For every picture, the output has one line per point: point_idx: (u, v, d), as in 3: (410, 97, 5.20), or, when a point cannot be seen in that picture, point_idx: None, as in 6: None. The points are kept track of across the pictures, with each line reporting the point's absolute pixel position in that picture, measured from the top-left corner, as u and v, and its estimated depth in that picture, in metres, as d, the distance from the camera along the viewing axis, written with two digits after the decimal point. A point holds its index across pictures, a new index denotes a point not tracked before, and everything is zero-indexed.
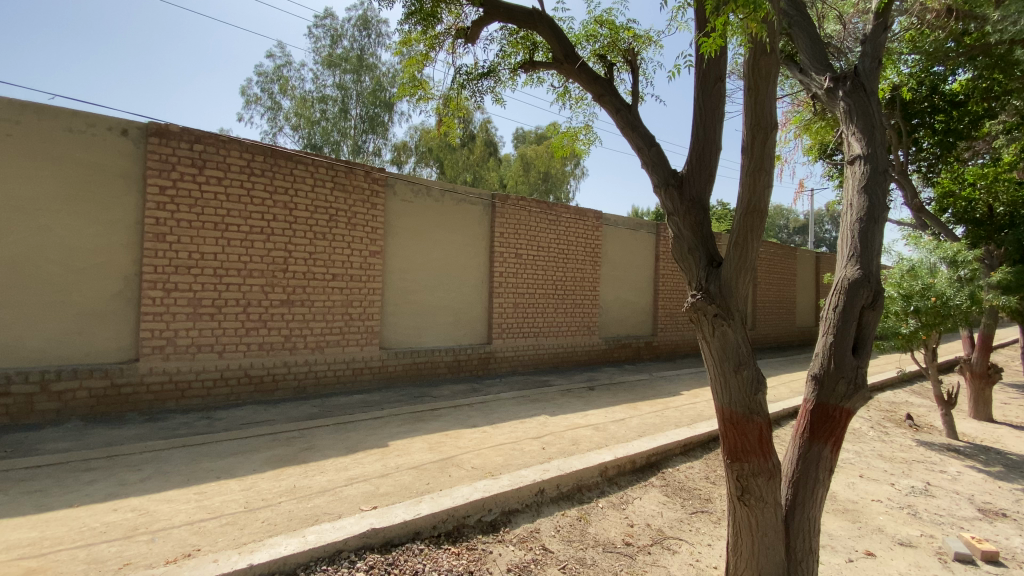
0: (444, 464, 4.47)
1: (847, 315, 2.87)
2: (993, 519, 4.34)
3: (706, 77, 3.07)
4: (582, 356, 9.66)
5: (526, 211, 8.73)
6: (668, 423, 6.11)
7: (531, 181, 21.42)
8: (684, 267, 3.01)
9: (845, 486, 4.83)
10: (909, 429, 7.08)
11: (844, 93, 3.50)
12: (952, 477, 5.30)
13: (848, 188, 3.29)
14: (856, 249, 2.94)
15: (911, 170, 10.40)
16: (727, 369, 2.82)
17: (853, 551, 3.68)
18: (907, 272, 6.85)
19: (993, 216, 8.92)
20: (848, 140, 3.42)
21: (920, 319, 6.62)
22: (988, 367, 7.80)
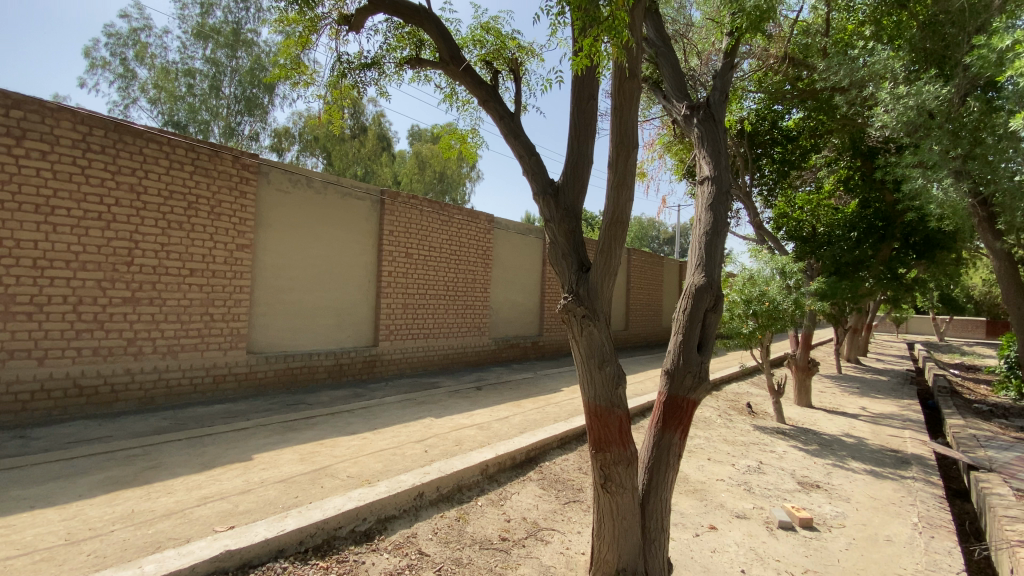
0: (316, 475, 4.21)
1: (694, 316, 3.24)
2: (809, 490, 5.17)
3: (580, 94, 3.26)
4: (472, 357, 9.72)
5: (417, 210, 8.57)
6: (548, 419, 6.40)
7: (426, 180, 21.13)
8: (558, 271, 3.16)
9: (696, 468, 5.46)
10: (748, 415, 8.18)
11: (697, 121, 3.95)
12: (780, 455, 6.23)
13: (698, 206, 3.73)
14: (702, 259, 3.33)
15: (756, 193, 12.07)
16: (592, 366, 3.02)
17: (700, 527, 4.15)
18: (748, 281, 7.94)
19: (815, 235, 10.69)
20: (700, 162, 3.88)
21: (757, 321, 7.75)
22: (809, 361, 9.29)
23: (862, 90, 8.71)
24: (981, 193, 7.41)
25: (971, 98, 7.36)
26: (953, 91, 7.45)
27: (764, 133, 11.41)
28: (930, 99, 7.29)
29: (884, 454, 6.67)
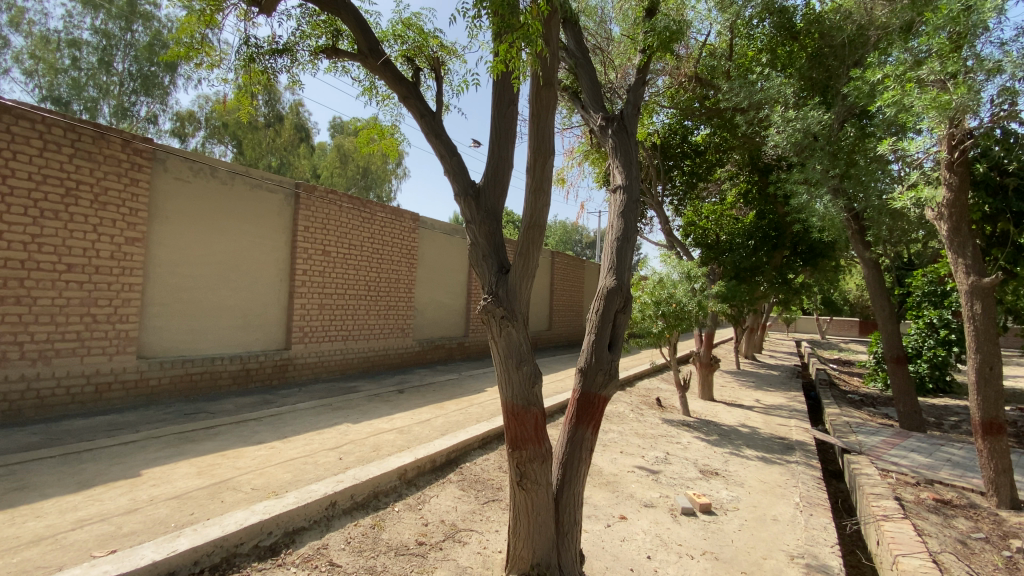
0: (215, 489, 3.89)
1: (605, 317, 3.41)
2: (708, 477, 5.61)
3: (501, 98, 3.30)
4: (394, 359, 9.48)
5: (336, 206, 8.22)
6: (470, 420, 6.41)
7: (348, 175, 20.34)
8: (477, 272, 3.17)
9: (609, 462, 5.73)
10: (658, 409, 8.72)
11: (612, 132, 4.15)
12: (685, 446, 6.71)
13: (611, 213, 3.92)
14: (613, 263, 3.50)
15: (668, 202, 12.90)
16: (510, 366, 3.06)
17: (611, 517, 4.36)
18: (658, 284, 8.51)
19: (718, 243, 11.61)
20: (613, 172, 4.08)
21: (665, 321, 8.35)
22: (711, 358, 10.09)
23: (759, 110, 9.54)
24: (853, 209, 8.45)
25: (848, 123, 8.35)
26: (834, 117, 8.42)
27: (676, 146, 12.25)
28: (813, 124, 8.20)
29: (774, 442, 7.39)
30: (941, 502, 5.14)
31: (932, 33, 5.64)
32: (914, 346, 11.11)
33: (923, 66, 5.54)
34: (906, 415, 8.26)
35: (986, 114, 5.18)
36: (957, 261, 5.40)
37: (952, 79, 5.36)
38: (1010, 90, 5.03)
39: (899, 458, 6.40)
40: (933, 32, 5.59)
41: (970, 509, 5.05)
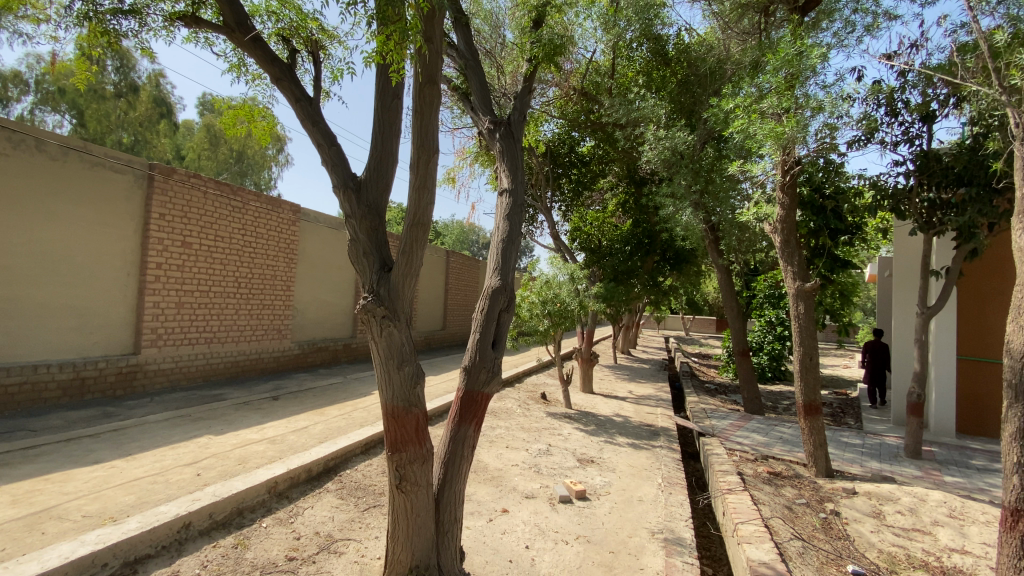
0: (33, 520, 3.26)
1: (489, 317, 3.47)
2: (585, 465, 5.99)
3: (385, 92, 3.22)
4: (269, 363, 8.73)
5: (202, 192, 7.36)
6: (352, 425, 6.14)
7: (219, 158, 18.32)
8: (358, 269, 3.05)
9: (495, 458, 5.87)
10: (543, 404, 9.11)
11: (499, 136, 4.24)
12: (566, 437, 7.09)
13: (497, 215, 4.01)
14: (498, 263, 3.58)
15: (557, 208, 13.55)
16: (390, 367, 2.98)
17: (493, 512, 4.47)
18: (545, 284, 8.93)
19: (600, 247, 12.45)
20: (500, 175, 4.17)
21: (551, 319, 8.76)
22: (591, 353, 10.81)
23: (637, 127, 10.46)
24: (711, 222, 9.62)
25: (708, 144, 9.45)
26: (697, 138, 9.49)
27: (565, 156, 12.92)
28: (679, 144, 9.18)
29: (643, 429, 8.12)
30: (772, 474, 6.02)
31: (773, 72, 6.46)
32: (757, 341, 12.95)
33: (766, 99, 6.43)
34: (749, 401, 9.48)
35: (809, 146, 6.20)
36: (786, 268, 6.36)
37: (786, 112, 6.26)
38: (828, 127, 6.07)
39: (743, 438, 7.40)
40: (773, 70, 6.41)
41: (793, 478, 5.98)
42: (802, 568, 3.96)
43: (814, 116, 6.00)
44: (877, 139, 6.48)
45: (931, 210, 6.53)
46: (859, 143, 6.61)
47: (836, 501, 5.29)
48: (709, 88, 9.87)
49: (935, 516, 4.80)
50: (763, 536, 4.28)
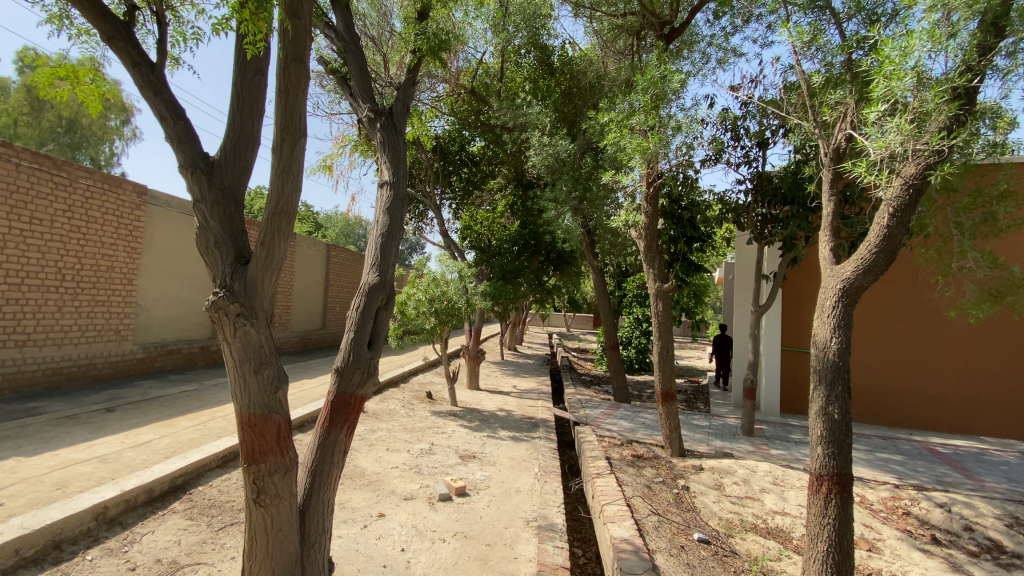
0: None
1: (365, 315, 3.30)
2: (466, 462, 6.03)
3: (245, 66, 2.92)
4: (104, 369, 7.46)
5: (10, 164, 6.05)
6: (209, 436, 5.49)
7: (43, 125, 15.18)
8: (208, 261, 2.73)
9: (373, 461, 5.66)
10: (428, 403, 8.99)
11: (380, 126, 4.08)
12: (449, 435, 7.08)
13: (376, 208, 3.85)
14: (375, 258, 3.43)
15: (446, 205, 13.47)
16: (247, 371, 2.71)
17: (368, 517, 4.30)
18: (432, 281, 8.82)
19: (490, 246, 12.63)
20: (380, 166, 4.01)
21: (437, 317, 8.68)
22: (478, 350, 10.92)
23: (524, 131, 10.83)
24: (589, 226, 10.27)
25: (588, 154, 10.06)
26: (578, 147, 10.08)
27: (455, 154, 12.87)
28: (561, 152, 9.73)
29: (523, 422, 8.40)
30: (636, 456, 6.60)
31: (641, 91, 7.00)
32: (627, 335, 14.23)
33: (635, 115, 7.01)
34: (618, 390, 10.29)
35: (671, 161, 6.90)
36: (649, 270, 7.04)
37: (652, 129, 6.92)
38: (685, 145, 6.80)
39: (613, 425, 8.01)
40: (642, 90, 6.93)
41: (654, 459, 6.61)
42: (656, 540, 4.40)
43: (676, 135, 6.70)
44: (724, 159, 7.42)
45: (763, 224, 7.58)
46: (710, 162, 7.51)
47: (687, 477, 5.96)
48: (589, 101, 10.50)
49: (761, 484, 5.64)
50: (625, 514, 4.68)
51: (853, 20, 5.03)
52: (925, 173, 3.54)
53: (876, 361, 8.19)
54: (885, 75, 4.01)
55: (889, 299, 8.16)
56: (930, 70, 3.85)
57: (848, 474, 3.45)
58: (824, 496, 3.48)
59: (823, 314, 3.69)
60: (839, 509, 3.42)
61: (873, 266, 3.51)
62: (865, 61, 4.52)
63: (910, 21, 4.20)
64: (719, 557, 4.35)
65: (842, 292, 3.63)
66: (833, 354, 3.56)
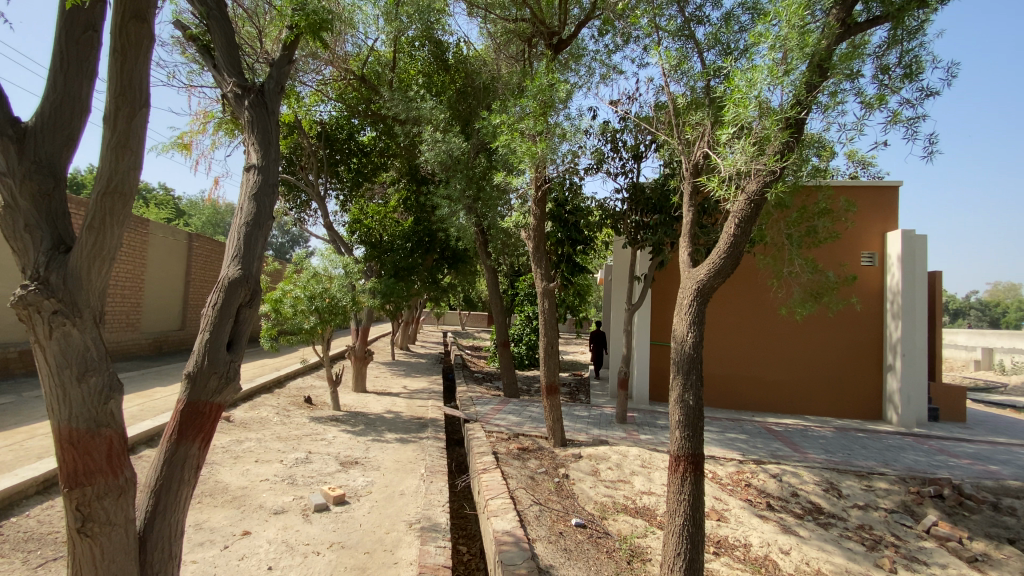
0: None
1: (225, 312, 2.97)
2: (347, 468, 5.73)
3: (71, 19, 2.48)
4: None
5: None
6: (24, 458, 4.57)
7: None
8: (14, 247, 2.25)
9: (239, 475, 5.14)
10: (307, 408, 8.40)
11: (248, 104, 3.70)
12: (328, 441, 6.68)
13: (241, 193, 3.48)
14: (238, 250, 3.11)
15: (333, 196, 12.70)
16: (67, 378, 2.28)
17: (230, 537, 3.90)
18: (312, 277, 8.25)
19: (381, 242, 12.18)
20: (248, 149, 3.64)
21: (318, 316, 8.15)
22: (365, 351, 10.45)
23: (417, 126, 10.64)
24: (482, 225, 10.31)
25: (480, 154, 10.05)
26: (471, 146, 10.08)
27: (343, 142, 12.18)
28: (453, 149, 9.69)
29: (411, 422, 8.22)
30: (521, 449, 6.79)
31: (530, 97, 7.20)
32: (518, 333, 14.63)
33: (525, 119, 7.21)
34: (507, 386, 10.48)
35: (557, 167, 7.21)
36: (536, 270, 7.28)
37: (540, 134, 7.16)
38: (570, 153, 7.15)
39: (501, 420, 8.15)
40: (531, 96, 7.13)
41: (538, 450, 6.85)
42: (536, 529, 4.57)
43: (561, 141, 7.01)
44: (605, 168, 7.93)
45: (637, 230, 8.27)
46: (593, 169, 7.98)
47: (568, 466, 6.28)
48: (483, 101, 10.52)
49: (632, 467, 6.13)
50: (507, 507, 4.80)
51: (712, 51, 5.66)
52: (763, 190, 4.10)
53: (727, 353, 9.37)
54: (735, 101, 4.55)
55: (738, 299, 9.37)
56: (770, 100, 4.44)
57: (700, 453, 3.88)
58: (681, 474, 3.87)
59: (682, 311, 4.11)
60: (693, 486, 3.83)
61: (722, 269, 3.99)
62: (720, 88, 5.10)
63: (755, 58, 4.83)
64: (593, 539, 4.64)
65: (697, 292, 4.07)
66: (689, 347, 3.98)
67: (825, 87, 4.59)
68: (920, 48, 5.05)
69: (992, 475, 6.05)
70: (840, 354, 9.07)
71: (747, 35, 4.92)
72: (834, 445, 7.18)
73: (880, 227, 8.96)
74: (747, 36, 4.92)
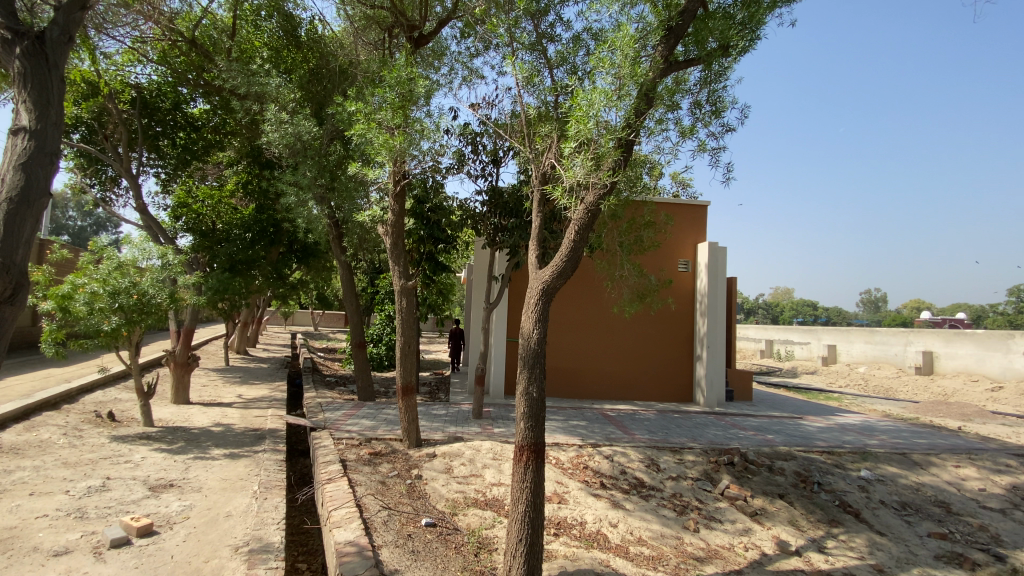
0: None
1: None
2: (159, 493, 4.92)
3: None
4: None
5: None
6: None
7: None
8: None
9: (1, 514, 4.09)
10: (107, 426, 7.02)
11: (20, 53, 2.99)
12: (136, 464, 5.66)
13: (5, 163, 2.86)
14: None
15: (151, 174, 10.80)
16: None
17: None
18: (116, 268, 6.93)
19: (214, 231, 10.70)
20: (19, 107, 2.97)
21: (124, 316, 6.88)
22: (188, 356, 9.16)
23: (261, 104, 9.62)
24: (336, 218, 9.55)
25: (334, 142, 9.53)
26: (323, 132, 9.44)
27: (166, 113, 10.31)
28: (302, 132, 9.01)
29: (246, 435, 7.37)
30: (372, 454, 6.54)
31: (388, 89, 6.95)
32: (377, 332, 14.02)
33: (381, 111, 6.93)
34: (363, 389, 9.86)
35: (415, 162, 7.04)
36: (394, 267, 7.00)
37: (398, 128, 6.96)
38: (430, 151, 7.07)
39: (352, 426, 7.73)
40: (388, 88, 6.87)
41: (390, 453, 6.66)
42: (383, 535, 4.44)
43: (421, 137, 6.84)
44: (465, 170, 8.01)
45: (495, 232, 8.53)
46: (453, 170, 8.02)
47: (420, 466, 6.22)
48: (339, 86, 9.94)
49: (483, 461, 6.29)
50: (352, 516, 4.59)
51: (561, 69, 6.09)
52: (598, 202, 4.54)
53: (572, 349, 10.22)
54: (578, 118, 4.97)
55: (582, 298, 10.26)
56: (607, 121, 4.93)
57: (542, 442, 4.15)
58: (524, 463, 4.10)
59: (530, 310, 4.34)
60: (534, 472, 4.08)
61: (564, 271, 4.32)
62: (566, 104, 5.50)
63: (596, 79, 5.32)
64: (442, 537, 4.66)
65: (542, 292, 4.34)
66: (534, 343, 4.23)
67: (652, 114, 5.24)
68: (721, 90, 6.04)
69: (766, 442, 7.51)
70: (662, 346, 10.47)
71: (589, 60, 5.40)
72: (656, 426, 8.25)
73: (692, 238, 10.55)
74: (589, 61, 5.40)
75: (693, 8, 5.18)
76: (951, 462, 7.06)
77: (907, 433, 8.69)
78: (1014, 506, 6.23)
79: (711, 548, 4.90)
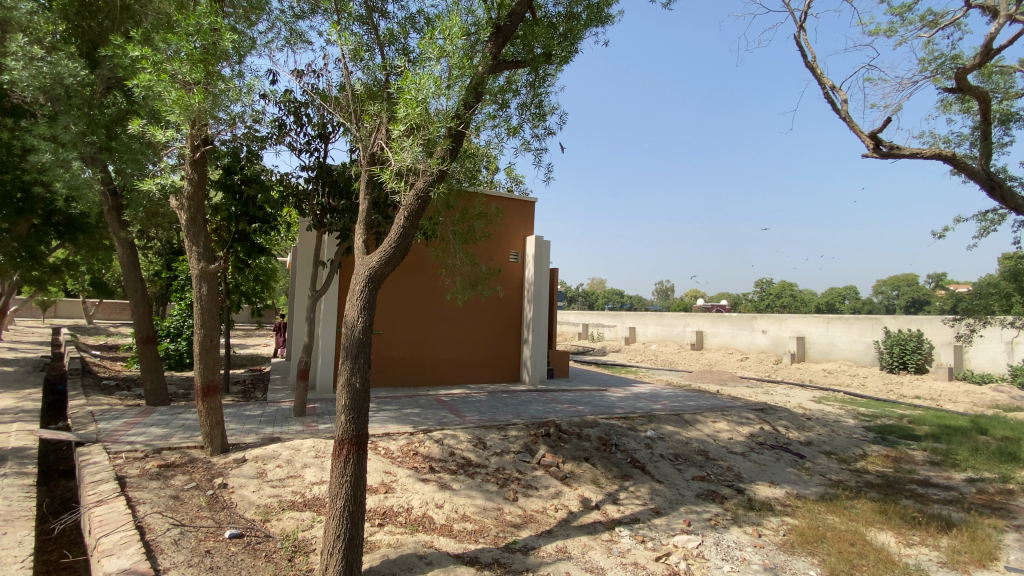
0: None
1: None
2: None
3: None
4: None
5: None
6: None
7: None
8: None
9: None
10: None
11: None
12: None
13: None
14: None
15: None
16: None
17: None
18: None
19: None
20: None
21: None
22: None
23: (4, 32, 7.66)
24: (113, 184, 7.72)
25: (112, 91, 7.98)
26: (94, 77, 7.75)
27: None
28: (65, 74, 7.27)
29: None
30: (162, 466, 5.59)
31: (185, 37, 5.84)
32: (176, 325, 12.05)
33: (174, 61, 5.80)
34: (152, 392, 8.22)
35: (221, 126, 6.11)
36: (192, 248, 5.99)
37: (196, 85, 5.88)
38: (240, 114, 6.19)
39: (136, 436, 6.46)
40: (184, 35, 5.80)
41: (187, 464, 5.77)
42: (171, 556, 3.86)
43: (229, 98, 5.95)
44: (286, 141, 7.25)
45: (323, 212, 7.88)
46: (271, 140, 7.20)
47: (226, 474, 5.52)
48: (119, 25, 8.08)
49: (303, 460, 5.84)
50: (129, 540, 3.89)
51: (391, 47, 5.92)
52: (428, 188, 4.49)
53: (405, 336, 10.10)
54: (407, 101, 4.85)
55: (415, 285, 10.16)
56: (436, 107, 4.92)
57: (363, 433, 4.02)
58: (344, 456, 3.94)
59: (354, 296, 4.13)
60: (355, 465, 3.95)
61: (392, 258, 4.21)
62: (396, 84, 5.33)
63: (427, 63, 5.23)
64: (250, 547, 4.22)
65: (369, 278, 4.17)
66: (359, 331, 4.05)
67: (481, 108, 5.38)
68: (546, 95, 6.50)
69: (578, 413, 8.44)
70: (493, 331, 11.00)
71: (420, 43, 5.31)
72: (486, 407, 8.65)
73: (522, 232, 11.26)
74: (420, 44, 5.31)
75: (520, 12, 5.37)
76: (710, 418, 8.86)
77: (682, 397, 10.62)
78: (749, 449, 8.08)
79: (527, 515, 5.36)
